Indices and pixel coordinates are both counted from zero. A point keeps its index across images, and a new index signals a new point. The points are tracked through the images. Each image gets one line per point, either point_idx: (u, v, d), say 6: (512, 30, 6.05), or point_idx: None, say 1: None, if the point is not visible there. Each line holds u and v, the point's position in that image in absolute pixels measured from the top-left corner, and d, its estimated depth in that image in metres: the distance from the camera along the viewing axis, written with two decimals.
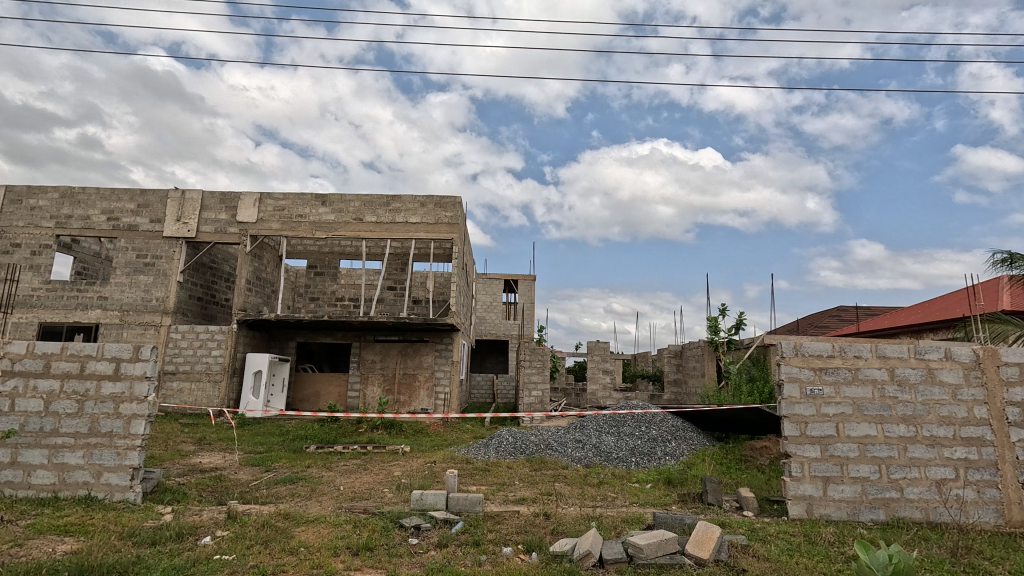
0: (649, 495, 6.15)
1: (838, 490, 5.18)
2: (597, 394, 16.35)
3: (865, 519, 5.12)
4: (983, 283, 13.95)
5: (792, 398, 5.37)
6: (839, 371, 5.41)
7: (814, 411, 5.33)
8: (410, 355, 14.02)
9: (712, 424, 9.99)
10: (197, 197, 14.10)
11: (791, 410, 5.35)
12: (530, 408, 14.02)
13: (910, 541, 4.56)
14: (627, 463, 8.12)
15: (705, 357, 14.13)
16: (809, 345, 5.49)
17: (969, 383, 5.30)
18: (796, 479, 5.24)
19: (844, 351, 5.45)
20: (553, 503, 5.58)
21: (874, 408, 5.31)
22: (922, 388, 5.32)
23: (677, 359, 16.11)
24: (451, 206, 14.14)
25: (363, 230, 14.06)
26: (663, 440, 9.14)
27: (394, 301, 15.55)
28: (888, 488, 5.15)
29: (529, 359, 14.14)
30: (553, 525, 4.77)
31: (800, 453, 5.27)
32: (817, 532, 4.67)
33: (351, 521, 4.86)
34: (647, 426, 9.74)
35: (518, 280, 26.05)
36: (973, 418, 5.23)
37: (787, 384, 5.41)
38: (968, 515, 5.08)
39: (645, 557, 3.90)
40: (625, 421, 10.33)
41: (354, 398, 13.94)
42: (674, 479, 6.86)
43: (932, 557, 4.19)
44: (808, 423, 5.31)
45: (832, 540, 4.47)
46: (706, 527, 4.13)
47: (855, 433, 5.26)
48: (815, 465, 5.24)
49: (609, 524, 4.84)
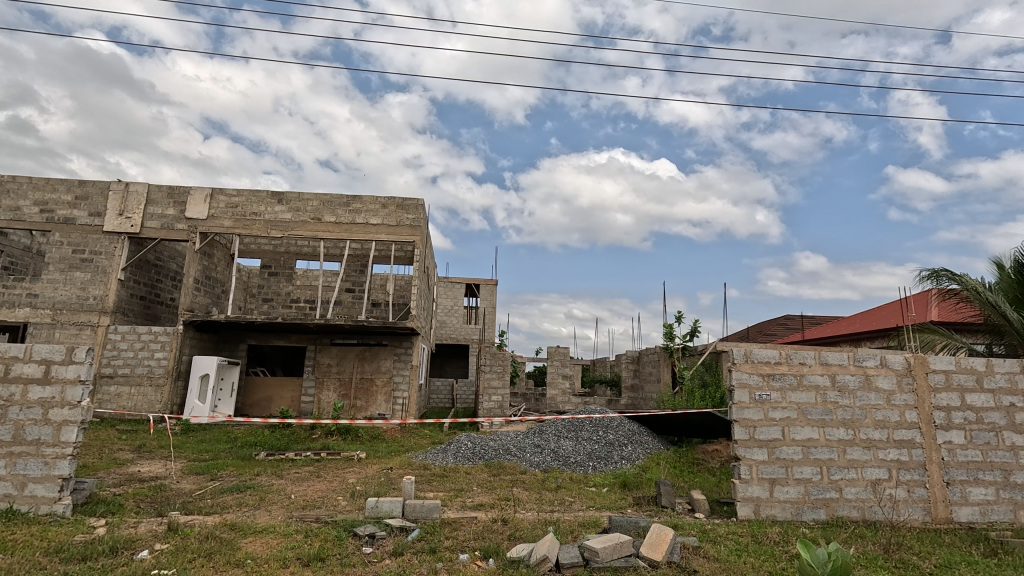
0: (605, 499, 6.25)
1: (783, 492, 5.41)
2: (557, 399, 16.36)
3: (807, 518, 5.37)
4: (913, 296, 14.99)
5: (742, 403, 5.57)
6: (785, 377, 5.66)
7: (761, 415, 5.55)
8: (368, 359, 13.71)
9: (666, 427, 10.25)
10: (142, 191, 13.37)
11: (741, 415, 5.55)
12: (489, 412, 14.02)
13: (848, 539, 4.80)
14: (584, 466, 8.24)
15: (661, 363, 14.48)
16: (758, 352, 5.69)
17: (901, 389, 5.66)
18: (745, 480, 5.44)
19: (790, 357, 5.69)
20: (512, 509, 5.59)
21: (816, 413, 5.58)
22: (860, 394, 5.64)
23: (634, 365, 16.47)
24: (413, 208, 13.93)
25: (322, 230, 13.68)
26: (619, 444, 9.32)
27: (352, 303, 15.34)
28: (828, 489, 5.43)
29: (489, 363, 14.15)
30: (510, 531, 4.76)
31: (749, 456, 5.47)
32: (763, 532, 4.86)
33: (302, 531, 4.70)
34: (604, 431, 9.91)
35: (480, 285, 25.92)
36: (906, 421, 5.59)
37: (738, 390, 5.61)
38: (899, 513, 5.41)
39: (601, 561, 3.93)
40: (583, 426, 10.50)
41: (308, 403, 13.52)
42: (630, 483, 6.99)
43: (868, 553, 4.43)
44: (757, 427, 5.52)
45: (776, 540, 4.66)
46: (659, 530, 4.23)
47: (798, 436, 5.52)
48: (763, 468, 5.45)
49: (566, 528, 4.86)
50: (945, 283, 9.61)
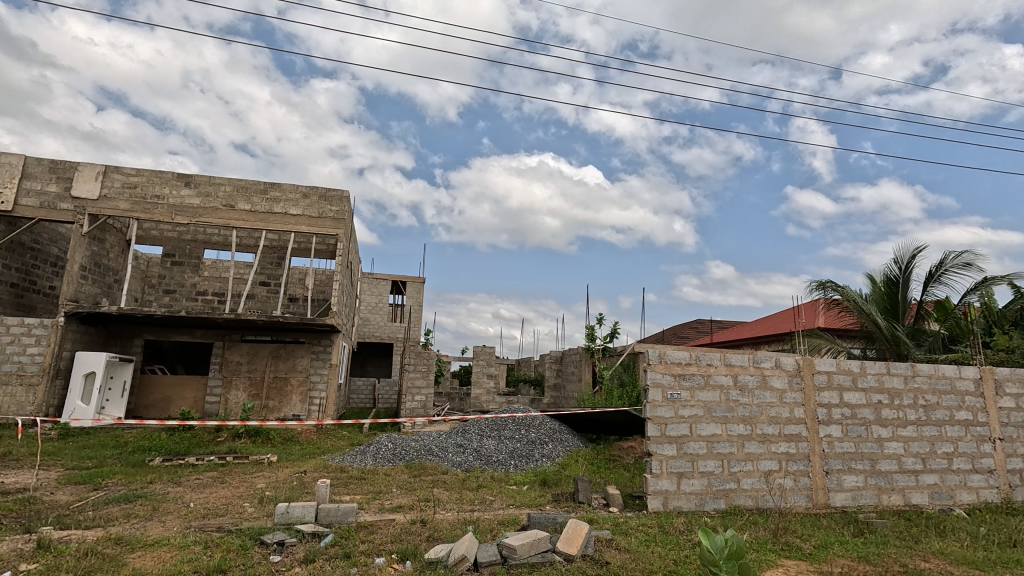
0: (525, 497, 6.35)
1: (689, 484, 5.79)
2: (481, 399, 16.37)
3: (709, 508, 5.78)
4: (804, 304, 16.65)
5: (655, 401, 5.89)
6: (694, 377, 6.05)
7: (672, 413, 5.90)
8: (283, 356, 12.96)
9: (586, 425, 10.61)
10: (18, 163, 11.76)
11: (654, 412, 5.86)
12: (412, 412, 13.77)
13: (743, 526, 5.23)
14: (506, 465, 8.32)
15: (582, 363, 14.95)
16: (671, 353, 6.04)
17: (792, 388, 6.26)
18: (655, 475, 5.75)
19: (699, 359, 6.10)
20: (431, 510, 5.52)
21: (720, 410, 6.03)
22: (757, 392, 6.16)
23: (557, 365, 16.89)
24: (337, 199, 13.36)
25: (235, 218, 12.75)
26: (541, 442, 9.51)
27: (267, 298, 14.44)
28: (728, 480, 5.88)
29: (414, 362, 13.89)
30: (429, 532, 4.69)
31: (660, 451, 5.80)
32: (669, 523, 5.17)
33: (201, 542, 4.35)
34: (526, 429, 10.07)
35: (407, 282, 25.37)
36: (795, 417, 6.19)
37: (652, 389, 5.92)
38: (787, 500, 5.97)
39: (518, 558, 3.99)
40: (506, 425, 10.60)
41: (213, 404, 12.54)
42: (549, 480, 7.16)
43: (759, 538, 4.85)
44: (667, 424, 5.86)
45: (681, 529, 4.98)
46: (575, 525, 4.37)
47: (704, 432, 5.93)
48: (672, 462, 5.80)
49: (486, 527, 4.88)
50: (831, 294, 10.75)
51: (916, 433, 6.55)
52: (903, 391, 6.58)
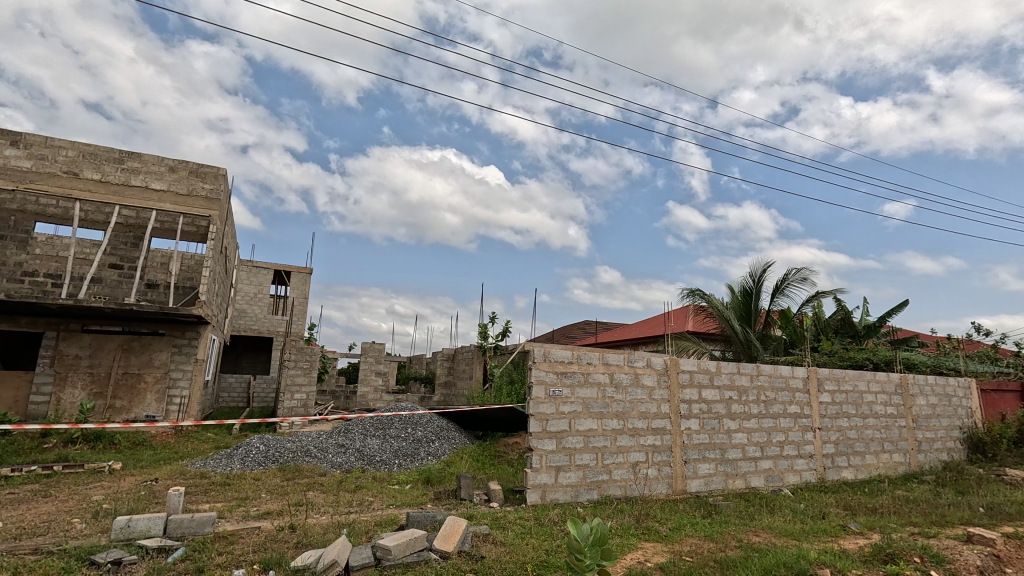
0: (406, 496, 6.25)
1: (565, 477, 6.09)
2: (367, 397, 15.80)
3: (583, 499, 6.14)
4: (676, 310, 18.38)
5: (538, 398, 6.11)
6: (575, 375, 6.37)
7: (553, 409, 6.16)
8: (136, 350, 11.42)
9: (473, 423, 10.71)
10: None
11: (537, 409, 6.08)
12: (290, 412, 12.88)
13: (611, 514, 5.62)
14: (389, 464, 8.11)
15: (474, 361, 15.07)
16: (555, 352, 6.31)
17: (660, 385, 6.85)
18: (535, 469, 5.97)
19: (580, 358, 6.44)
20: (303, 514, 5.20)
21: (597, 406, 6.42)
22: (630, 389, 6.65)
23: (449, 363, 16.83)
24: (211, 176, 12.09)
25: (78, 188, 10.98)
26: (427, 440, 9.41)
27: (118, 283, 12.63)
28: (601, 472, 6.29)
29: (295, 358, 13.02)
30: (298, 539, 4.42)
31: (540, 447, 6.03)
32: (545, 514, 5.40)
33: (9, 568, 3.67)
34: (413, 428, 9.90)
35: (291, 272, 23.66)
36: (661, 412, 6.79)
37: (535, 386, 6.12)
38: (650, 488, 6.53)
39: (392, 559, 3.91)
40: (392, 423, 10.34)
41: (40, 405, 10.68)
42: (432, 478, 7.11)
43: (624, 524, 5.25)
44: (548, 420, 6.11)
45: (555, 520, 5.23)
46: (453, 522, 4.39)
47: (581, 427, 6.28)
48: (551, 457, 6.06)
49: (361, 529, 4.71)
50: (699, 301, 11.97)
51: (758, 424, 7.52)
52: (749, 387, 7.52)
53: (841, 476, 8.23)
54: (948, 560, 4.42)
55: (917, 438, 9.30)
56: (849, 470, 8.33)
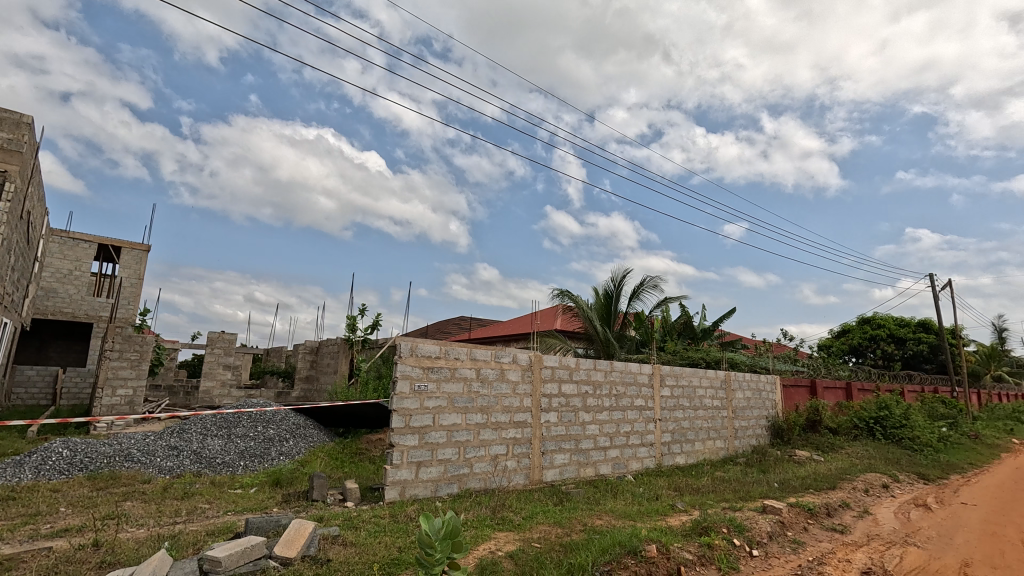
0: (249, 501, 5.70)
1: (426, 472, 6.04)
2: (212, 393, 14.14)
3: (442, 493, 6.14)
4: (545, 309, 19.29)
5: (402, 393, 5.96)
6: (441, 370, 6.33)
7: (417, 404, 6.07)
8: None
9: (334, 420, 10.15)
10: None
11: (400, 404, 5.93)
12: (110, 410, 11.03)
13: (469, 507, 5.70)
14: (232, 467, 7.34)
15: (340, 355, 14.29)
16: (422, 346, 6.20)
17: (523, 380, 7.12)
18: (395, 465, 5.82)
19: (448, 352, 6.42)
20: (113, 529, 4.46)
21: (462, 401, 6.46)
22: (495, 384, 6.81)
23: (312, 356, 15.76)
24: (9, 123, 9.84)
25: None
26: (280, 439, 8.69)
27: None
28: (462, 466, 6.35)
29: (119, 348, 11.17)
30: (102, 558, 3.78)
31: (402, 442, 5.90)
32: (402, 511, 5.29)
33: None
34: (264, 426, 9.08)
35: (122, 248, 20.28)
36: (523, 406, 7.05)
37: (400, 380, 5.96)
38: (509, 479, 6.77)
39: (222, 571, 3.52)
40: (239, 421, 9.38)
41: None
42: (282, 479, 6.59)
43: (480, 516, 5.35)
44: (412, 415, 6.00)
45: (412, 517, 5.15)
46: (298, 525, 4.11)
47: (445, 422, 6.27)
48: (412, 452, 5.96)
49: (187, 542, 4.18)
50: (567, 301, 12.67)
51: (609, 416, 8.19)
52: (603, 383, 8.16)
53: (675, 461, 9.30)
54: (747, 529, 5.23)
55: (734, 426, 10.88)
56: (681, 455, 9.46)
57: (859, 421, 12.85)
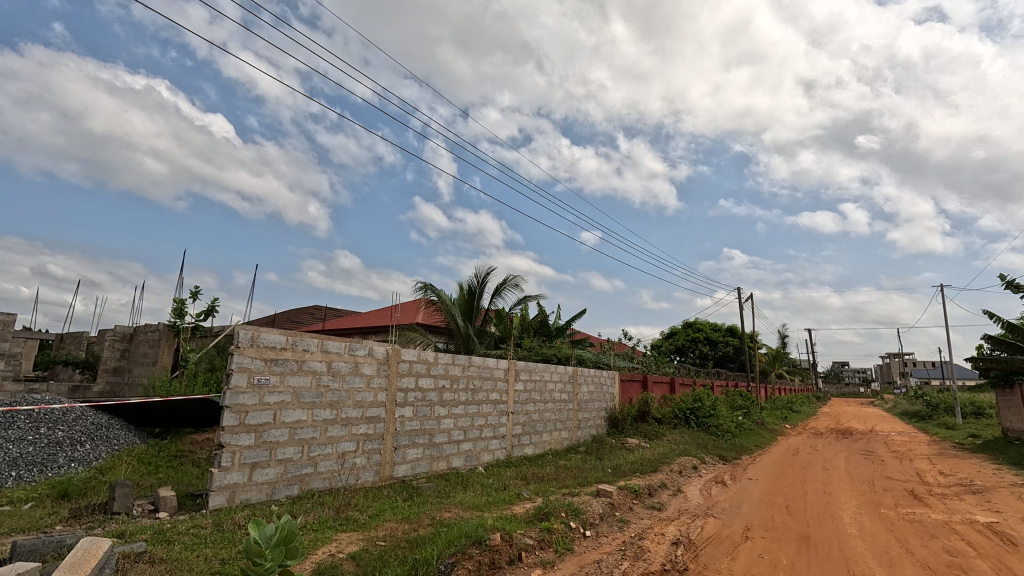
0: (21, 520, 4.64)
1: (261, 474, 5.50)
2: None
3: (280, 496, 5.65)
4: (407, 302, 18.88)
5: (238, 387, 5.33)
6: (287, 362, 5.81)
7: (256, 400, 5.49)
8: None
9: (149, 418, 8.75)
10: None
11: (235, 400, 5.31)
12: None
13: (310, 509, 5.32)
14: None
15: (162, 344, 12.36)
16: (265, 336, 5.62)
17: (379, 374, 6.87)
18: (224, 468, 5.20)
19: (295, 344, 5.92)
20: None
21: (308, 396, 6.01)
22: (347, 378, 6.45)
23: (124, 344, 13.39)
24: None
25: None
26: (71, 442, 7.24)
27: None
28: (305, 465, 5.91)
29: None
30: None
31: (234, 442, 5.29)
32: (229, 519, 4.75)
33: None
34: (49, 426, 7.48)
35: None
36: (376, 401, 6.80)
37: (236, 373, 5.32)
38: (357, 477, 6.48)
39: None
40: (12, 422, 7.59)
41: None
42: (72, 491, 5.49)
43: (321, 518, 5.03)
44: (248, 412, 5.41)
45: (241, 524, 4.65)
46: (90, 544, 3.43)
47: (288, 419, 5.77)
48: (246, 453, 5.38)
49: None
50: (430, 295, 12.54)
51: (464, 410, 8.31)
52: (460, 377, 8.24)
53: (524, 452, 9.78)
54: (582, 512, 5.70)
55: (578, 418, 11.80)
56: (529, 446, 9.97)
57: (679, 411, 14.79)
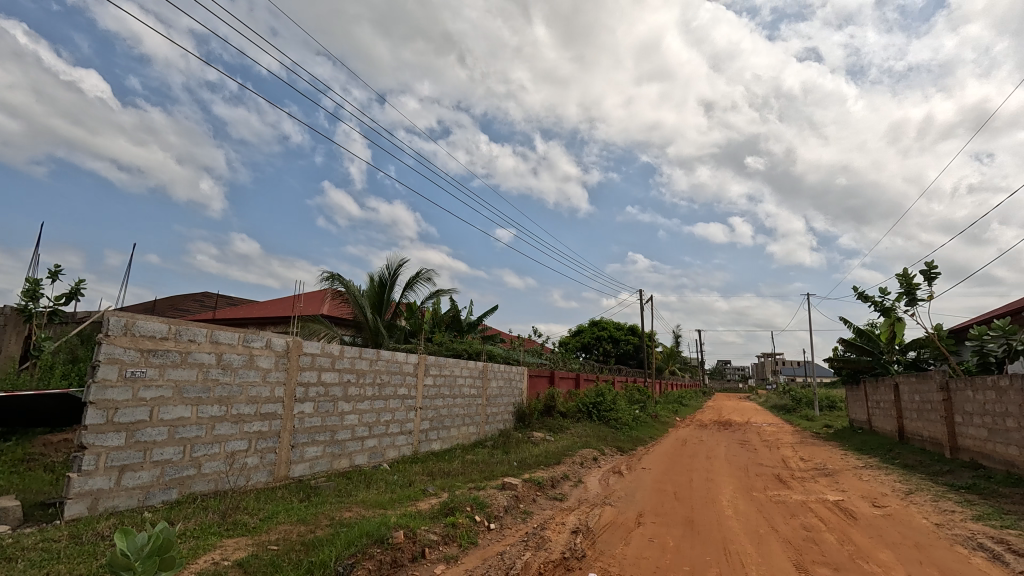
0: None
1: (132, 478, 4.90)
2: None
3: (154, 502, 5.08)
4: (311, 292, 17.84)
5: (106, 381, 4.70)
6: (168, 354, 5.23)
7: (128, 395, 4.88)
8: None
9: None
10: None
11: (101, 395, 4.68)
12: None
13: (191, 514, 4.84)
14: None
15: (7, 330, 10.59)
16: (141, 324, 5.01)
17: (277, 367, 6.42)
18: (85, 473, 4.56)
19: (179, 333, 5.35)
20: None
21: (193, 391, 5.45)
22: (240, 371, 5.95)
23: None
24: None
25: None
26: None
27: None
28: (186, 467, 5.37)
29: None
30: None
31: (99, 444, 4.65)
32: (90, 530, 4.18)
33: None
34: None
35: None
36: (273, 396, 6.35)
37: (104, 366, 4.69)
38: (247, 479, 6.01)
39: None
40: None
41: None
42: None
43: (204, 524, 4.59)
44: (118, 409, 4.79)
45: (105, 535, 4.11)
46: None
47: (167, 416, 5.20)
48: (114, 455, 4.76)
49: None
50: (337, 286, 11.95)
51: (369, 406, 8.02)
52: (367, 371, 7.96)
53: (430, 447, 9.66)
54: (487, 505, 5.76)
55: (486, 412, 11.89)
56: (436, 441, 9.87)
57: (582, 405, 15.36)
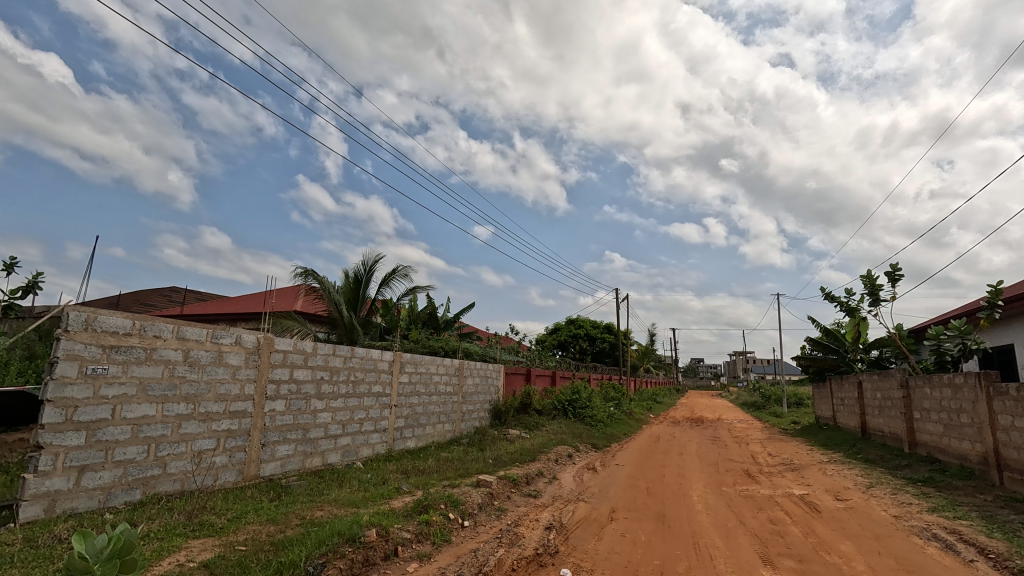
0: None
1: (92, 478, 4.73)
2: None
3: (116, 503, 4.91)
4: (284, 288, 17.48)
5: (65, 378, 4.53)
6: (132, 350, 5.06)
7: (89, 393, 4.71)
8: None
9: None
10: None
11: (59, 393, 4.50)
12: None
13: (155, 515, 4.70)
14: None
15: None
16: (103, 319, 4.83)
17: (247, 364, 6.27)
18: (41, 474, 4.39)
19: (143, 329, 5.18)
20: None
21: (158, 389, 5.29)
22: (208, 368, 5.80)
23: None
24: None
25: None
26: None
27: None
28: (151, 467, 5.22)
29: None
30: None
31: (56, 443, 4.48)
32: (46, 533, 4.02)
33: None
34: None
35: None
36: (243, 394, 6.21)
37: (62, 363, 4.52)
38: (215, 478, 5.87)
39: None
40: None
41: None
42: None
43: (169, 525, 4.47)
44: (77, 408, 4.62)
45: (62, 538, 3.97)
46: None
47: (130, 415, 5.04)
48: (73, 455, 4.59)
49: None
50: (310, 281, 11.74)
51: (343, 403, 7.92)
52: (341, 369, 7.85)
53: (405, 445, 9.59)
54: (461, 503, 5.75)
55: (462, 410, 11.86)
56: (411, 439, 9.80)
57: (558, 403, 15.45)
